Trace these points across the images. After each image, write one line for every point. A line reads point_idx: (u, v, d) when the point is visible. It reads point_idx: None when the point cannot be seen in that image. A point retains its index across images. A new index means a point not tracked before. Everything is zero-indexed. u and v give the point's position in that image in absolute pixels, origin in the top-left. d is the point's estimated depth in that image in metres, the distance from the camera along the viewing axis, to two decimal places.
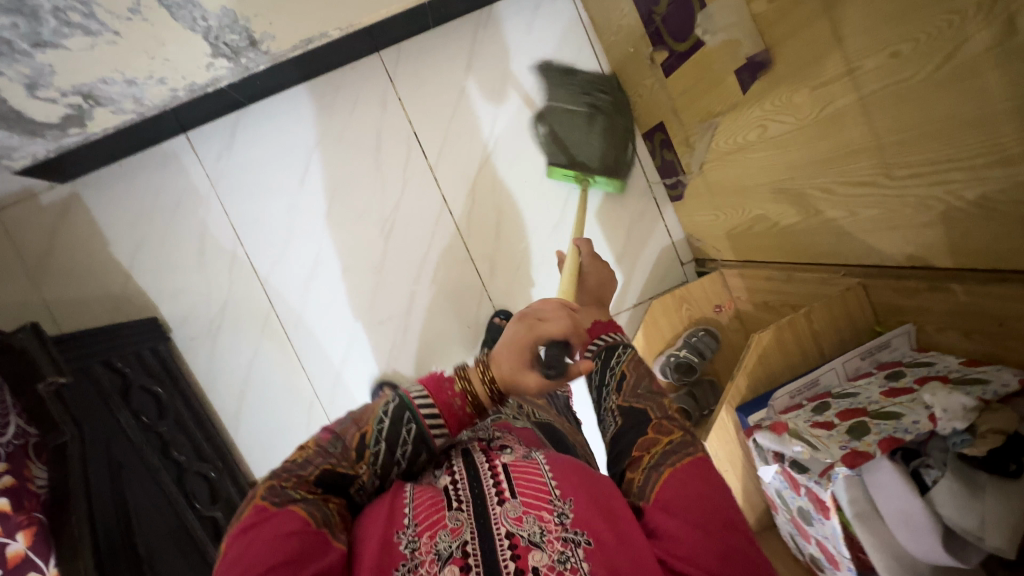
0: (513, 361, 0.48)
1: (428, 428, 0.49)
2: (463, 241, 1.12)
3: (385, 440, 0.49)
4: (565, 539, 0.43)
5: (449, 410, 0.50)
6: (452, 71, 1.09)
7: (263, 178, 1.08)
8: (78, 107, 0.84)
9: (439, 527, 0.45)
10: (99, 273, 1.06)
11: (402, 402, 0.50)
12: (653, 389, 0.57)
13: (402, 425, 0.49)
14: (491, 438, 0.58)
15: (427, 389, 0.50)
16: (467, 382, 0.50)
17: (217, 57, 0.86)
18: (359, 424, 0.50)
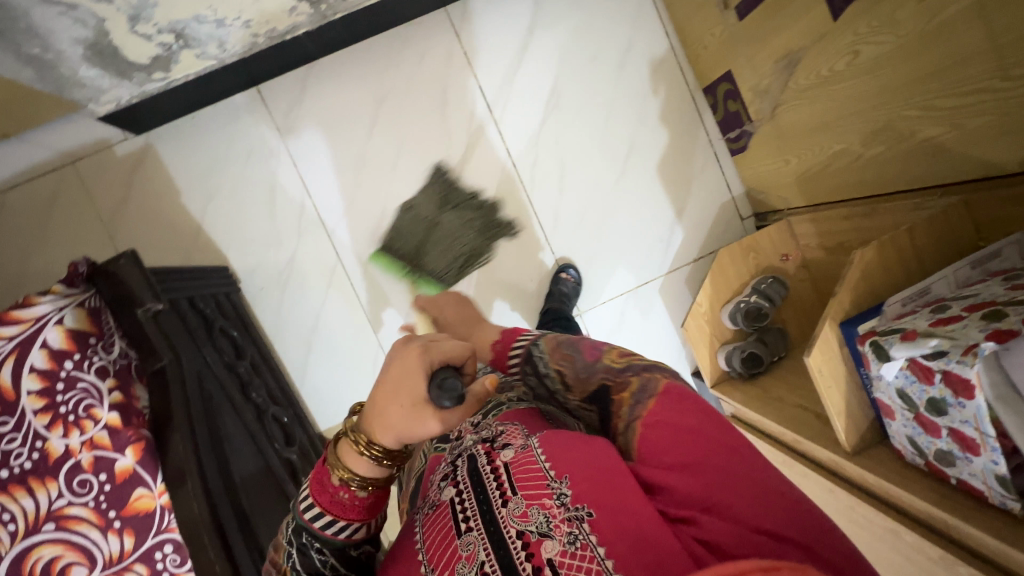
0: (406, 409, 0.43)
1: (331, 538, 0.45)
2: (527, 195, 1.14)
3: (304, 569, 0.45)
4: (569, 518, 0.40)
5: (341, 504, 0.46)
6: (518, 27, 1.11)
7: (332, 131, 1.10)
8: (169, 46, 0.85)
9: (455, 560, 0.42)
10: (170, 224, 1.07)
11: (297, 525, 0.46)
12: (592, 364, 0.54)
13: (303, 552, 0.45)
14: (495, 437, 0.50)
15: (312, 490, 0.46)
16: (345, 474, 0.45)
17: (302, 0, 0.87)
18: (278, 565, 0.48)
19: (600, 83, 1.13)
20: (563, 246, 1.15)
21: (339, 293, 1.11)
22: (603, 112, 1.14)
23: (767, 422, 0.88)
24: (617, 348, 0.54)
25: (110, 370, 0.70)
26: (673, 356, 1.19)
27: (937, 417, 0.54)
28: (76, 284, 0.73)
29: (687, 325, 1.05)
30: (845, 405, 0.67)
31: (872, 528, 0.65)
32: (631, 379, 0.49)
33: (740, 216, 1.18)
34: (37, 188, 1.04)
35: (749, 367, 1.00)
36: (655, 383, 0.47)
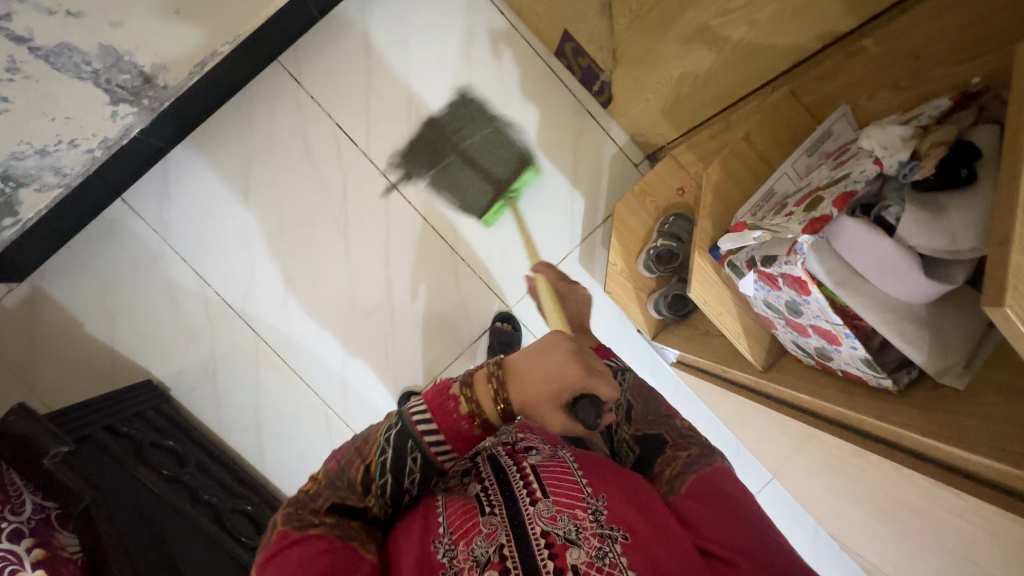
0: (546, 392, 0.49)
1: (434, 455, 0.49)
2: (420, 212, 1.12)
3: (390, 471, 0.49)
4: (600, 534, 0.46)
5: (455, 432, 0.49)
6: (353, 55, 1.09)
7: (208, 215, 1.08)
8: (1, 192, 0.84)
9: (473, 533, 0.48)
10: (83, 356, 1.06)
11: (402, 429, 0.49)
12: (665, 412, 0.64)
13: (406, 451, 0.49)
14: (515, 440, 0.60)
15: (431, 410, 0.49)
16: (473, 404, 0.49)
17: (118, 102, 0.86)
18: (363, 455, 0.51)
19: (453, 81, 1.12)
20: (472, 250, 1.14)
21: (271, 367, 1.10)
22: (466, 109, 1.12)
23: (700, 359, 0.86)
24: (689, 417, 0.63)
25: (25, 531, 0.67)
26: (615, 321, 1.18)
27: (800, 317, 0.53)
28: None
29: (609, 286, 1.04)
30: (742, 325, 0.67)
31: (803, 436, 0.64)
32: (693, 446, 0.58)
33: (632, 163, 1.16)
34: None
35: (677, 309, 0.99)
36: (716, 458, 0.56)
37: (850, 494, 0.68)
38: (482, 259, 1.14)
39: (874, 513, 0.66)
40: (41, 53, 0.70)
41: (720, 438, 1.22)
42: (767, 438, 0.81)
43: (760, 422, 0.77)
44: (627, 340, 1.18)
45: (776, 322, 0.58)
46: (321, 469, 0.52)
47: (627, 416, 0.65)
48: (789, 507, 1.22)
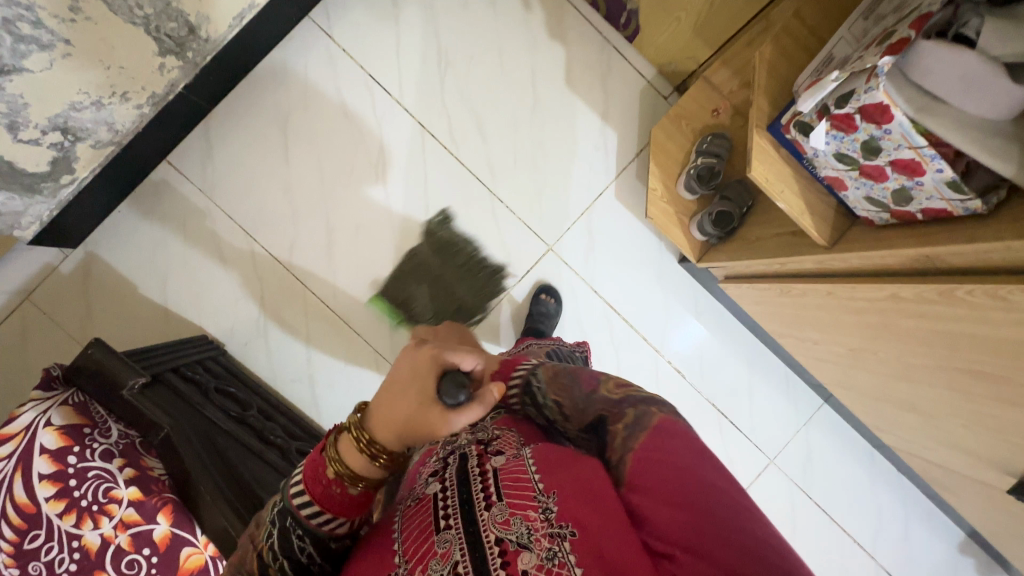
0: (414, 398, 0.49)
1: (316, 525, 0.47)
2: (455, 157, 1.14)
3: (280, 553, 0.48)
4: (551, 534, 0.41)
5: (331, 497, 0.48)
6: (380, 8, 1.12)
7: (251, 172, 1.10)
8: (61, 146, 0.87)
9: (428, 557, 0.44)
10: (137, 318, 1.08)
11: (283, 508, 0.48)
12: (590, 393, 0.53)
13: (287, 531, 0.47)
14: (489, 439, 0.53)
15: (305, 480, 0.48)
16: (339, 465, 0.48)
17: (165, 54, 0.89)
18: (255, 544, 0.50)
19: (478, 26, 1.13)
20: (509, 192, 1.15)
21: (320, 319, 1.12)
22: (493, 52, 1.14)
23: (754, 264, 0.87)
24: (612, 378, 0.54)
25: (114, 452, 0.70)
26: (656, 253, 1.18)
27: (876, 159, 0.54)
28: (54, 386, 0.74)
29: (650, 214, 1.04)
30: (805, 202, 0.67)
31: (879, 304, 0.64)
32: (627, 410, 0.48)
33: (662, 96, 1.16)
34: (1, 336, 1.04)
35: (722, 227, 0.99)
36: (650, 417, 0.46)
37: (925, 366, 0.68)
38: (519, 200, 1.15)
39: (955, 378, 0.65)
40: None
41: (769, 366, 1.21)
42: (829, 332, 0.81)
43: (823, 312, 0.77)
44: (671, 274, 1.19)
45: (846, 178, 0.60)
46: (225, 565, 0.51)
47: (566, 413, 0.55)
48: (843, 431, 1.22)
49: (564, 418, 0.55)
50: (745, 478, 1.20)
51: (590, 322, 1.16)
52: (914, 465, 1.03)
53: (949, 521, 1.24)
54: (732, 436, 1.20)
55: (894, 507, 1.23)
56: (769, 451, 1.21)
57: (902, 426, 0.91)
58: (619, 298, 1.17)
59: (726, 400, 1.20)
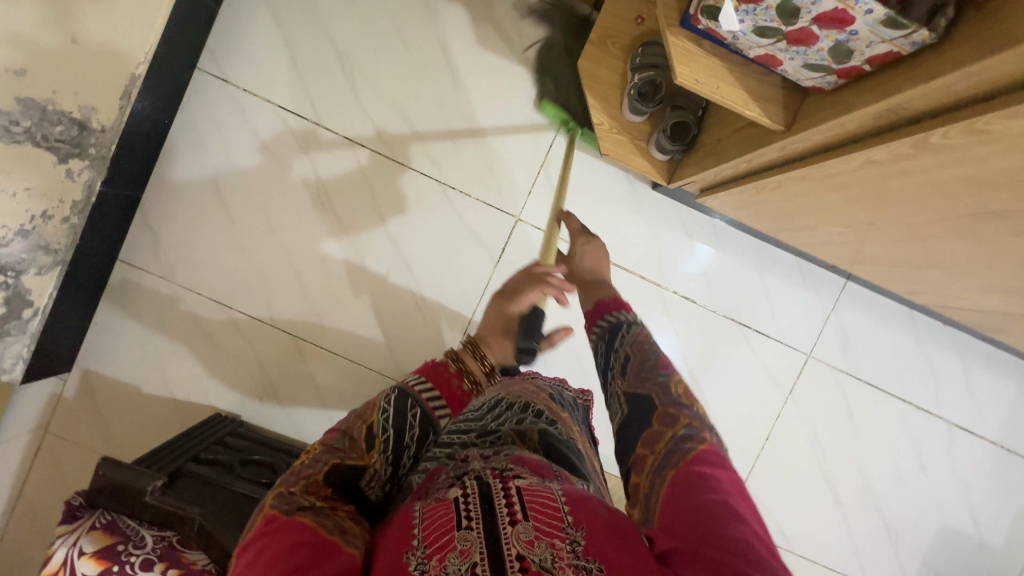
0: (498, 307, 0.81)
1: (430, 404, 0.69)
2: (392, 158, 1.08)
3: (391, 426, 0.64)
4: (576, 565, 0.42)
5: (448, 386, 0.73)
6: (267, 34, 1.05)
7: (201, 243, 1.08)
8: (5, 284, 0.86)
9: (446, 550, 0.44)
10: (151, 417, 1.10)
11: (402, 392, 0.67)
12: (660, 369, 0.60)
13: (408, 408, 0.66)
14: (504, 467, 0.55)
15: (424, 374, 0.72)
16: (461, 362, 0.76)
17: (66, 160, 0.85)
18: (363, 420, 0.64)
19: (369, 16, 1.06)
20: (459, 175, 1.09)
21: (319, 361, 1.10)
22: (393, 37, 1.06)
23: (722, 170, 0.79)
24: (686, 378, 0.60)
25: (154, 558, 0.70)
26: (625, 187, 1.11)
27: (797, 22, 0.49)
28: (79, 513, 0.74)
29: (603, 151, 0.96)
30: (745, 89, 0.60)
31: (856, 173, 0.57)
32: (681, 419, 0.54)
33: (581, 22, 1.07)
34: (41, 473, 1.10)
35: (681, 140, 0.92)
36: (692, 446, 0.51)
37: (926, 222, 0.62)
38: (471, 179, 1.09)
39: (960, 227, 0.59)
40: None
41: (779, 262, 1.14)
42: (820, 216, 0.74)
43: (807, 198, 0.70)
44: (646, 202, 1.11)
45: (776, 53, 0.54)
46: (316, 442, 0.61)
47: (621, 372, 0.63)
48: (875, 303, 1.15)
49: (621, 369, 0.63)
50: (786, 382, 1.15)
51: None
52: (956, 317, 0.96)
53: (1009, 357, 1.17)
54: (761, 344, 1.15)
55: (950, 362, 1.16)
56: (803, 346, 1.15)
57: (930, 284, 0.85)
58: None
59: (744, 311, 1.14)
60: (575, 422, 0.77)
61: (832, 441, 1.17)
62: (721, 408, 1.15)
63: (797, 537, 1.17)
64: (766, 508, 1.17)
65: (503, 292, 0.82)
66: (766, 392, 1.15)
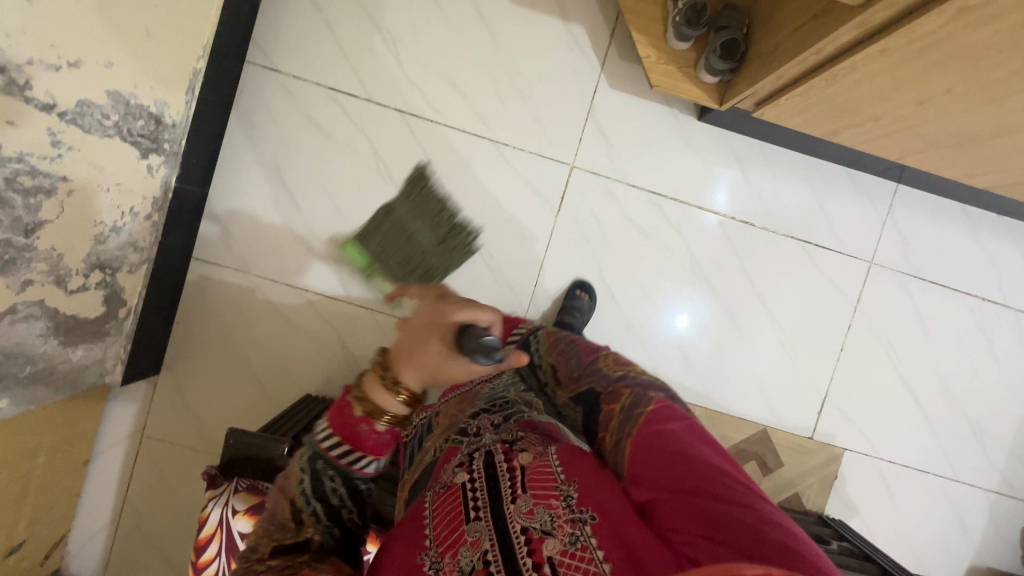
0: (425, 337, 0.53)
1: (342, 462, 0.55)
2: (444, 124, 1.11)
3: (314, 496, 0.54)
4: (572, 519, 0.50)
5: (361, 436, 0.54)
6: (308, 20, 1.08)
7: (270, 232, 1.11)
8: (105, 283, 0.89)
9: (459, 545, 0.52)
10: (243, 409, 1.12)
11: (314, 452, 0.55)
12: (586, 363, 0.76)
13: (320, 472, 0.54)
14: (512, 439, 0.63)
15: (336, 425, 0.55)
16: (367, 403, 0.54)
17: (147, 154, 0.88)
18: (285, 494, 0.54)
19: None
20: (510, 132, 1.12)
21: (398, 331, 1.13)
22: (430, 5, 1.09)
23: (786, 72, 0.82)
24: (610, 357, 0.75)
25: None
26: (671, 122, 1.13)
27: None
28: (218, 481, 0.79)
29: (653, 83, 0.99)
30: None
31: (946, 31, 0.60)
32: (623, 390, 0.66)
33: None
34: (140, 480, 1.12)
35: (732, 57, 0.94)
36: (643, 405, 0.61)
37: (1010, 76, 0.64)
38: (522, 135, 1.12)
39: None
40: (69, 118, 0.75)
41: (829, 175, 1.16)
42: (891, 98, 0.77)
43: (882, 77, 0.73)
44: (694, 133, 1.14)
45: None
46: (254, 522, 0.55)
47: (557, 382, 0.79)
48: (928, 202, 1.17)
49: (556, 380, 0.80)
50: (852, 292, 1.18)
51: (640, 216, 1.14)
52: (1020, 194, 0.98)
53: None
54: (823, 258, 1.17)
55: (1010, 251, 1.19)
56: (864, 255, 1.17)
57: (998, 158, 0.87)
58: (650, 181, 1.14)
59: (803, 228, 1.17)
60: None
61: (905, 344, 1.19)
62: (792, 326, 1.18)
63: (882, 442, 1.20)
64: (848, 417, 1.20)
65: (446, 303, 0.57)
66: (833, 305, 1.18)
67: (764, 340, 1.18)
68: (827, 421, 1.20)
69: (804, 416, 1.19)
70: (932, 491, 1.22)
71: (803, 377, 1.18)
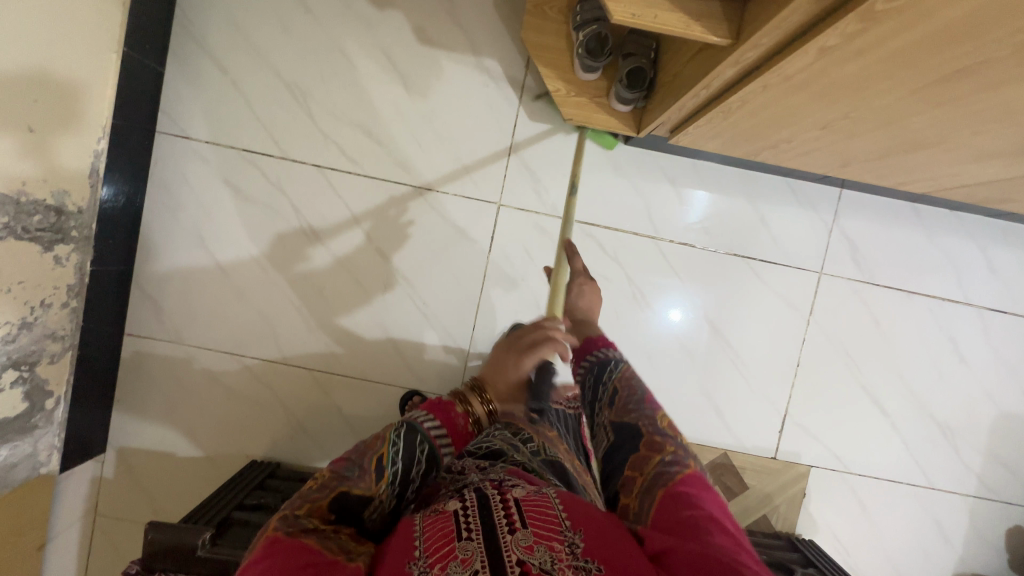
0: (505, 355, 0.75)
1: (437, 442, 0.65)
2: (363, 174, 1.08)
3: (401, 458, 0.62)
4: (576, 565, 0.47)
5: (455, 428, 0.69)
6: (215, 83, 1.06)
7: (199, 299, 1.09)
8: (24, 379, 0.88)
9: (449, 560, 0.49)
10: (192, 479, 1.12)
11: (412, 427, 0.65)
12: (643, 402, 0.68)
13: (417, 442, 0.64)
14: (500, 480, 0.64)
15: (434, 414, 0.68)
16: (467, 406, 0.71)
17: (52, 246, 0.88)
18: (374, 451, 0.63)
19: (308, 40, 1.06)
20: (431, 175, 1.09)
21: (339, 387, 1.12)
22: (336, 55, 1.06)
23: (685, 103, 0.78)
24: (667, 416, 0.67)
25: None
26: (597, 147, 1.09)
27: None
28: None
29: (567, 116, 0.96)
30: (686, 11, 0.59)
31: (814, 67, 0.56)
32: (665, 450, 0.62)
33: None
34: (99, 555, 1.13)
35: (639, 86, 0.90)
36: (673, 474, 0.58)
37: (899, 100, 0.60)
38: (444, 177, 1.09)
39: (935, 96, 0.57)
40: None
41: (768, 186, 1.11)
42: (793, 124, 0.73)
43: (773, 107, 0.69)
44: (622, 157, 1.10)
45: None
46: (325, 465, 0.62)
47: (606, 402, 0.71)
48: (874, 204, 1.12)
49: (607, 400, 0.72)
50: (804, 304, 1.13)
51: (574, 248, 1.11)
52: (959, 195, 0.93)
53: None
54: (770, 273, 1.13)
55: (966, 247, 1.13)
56: (813, 265, 1.13)
57: (922, 167, 0.83)
58: (581, 211, 1.10)
59: (746, 244, 1.12)
60: (562, 438, 0.95)
61: (865, 353, 1.14)
62: (745, 345, 1.14)
63: (850, 455, 1.16)
64: (811, 433, 1.16)
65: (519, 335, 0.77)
66: (784, 319, 1.13)
67: (717, 362, 1.14)
68: (790, 438, 1.16)
69: (765, 436, 1.15)
70: (906, 501, 1.17)
71: (760, 395, 1.15)
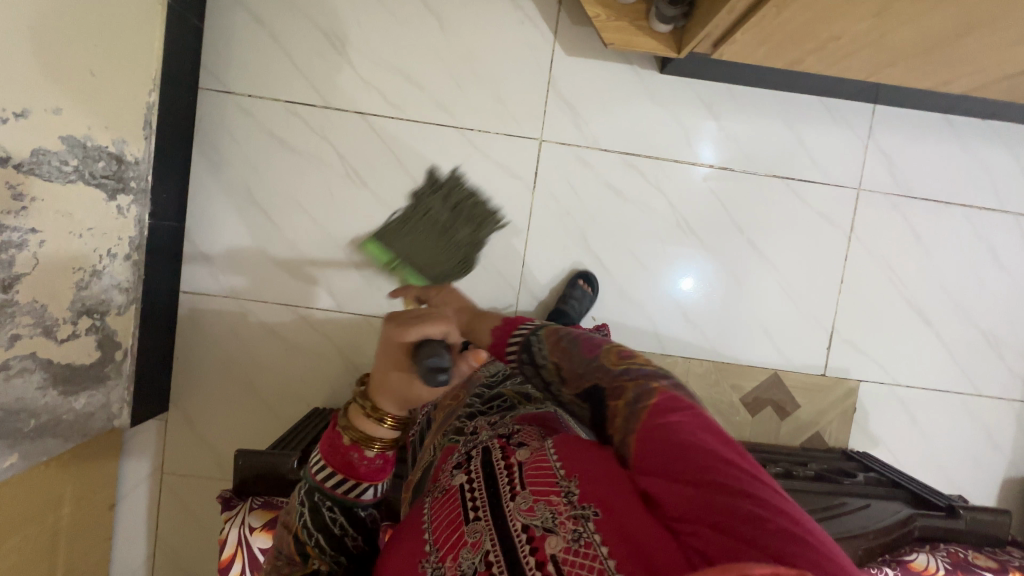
0: (389, 356, 0.52)
1: (337, 489, 0.53)
2: (406, 119, 1.09)
3: (314, 527, 0.53)
4: (575, 517, 0.46)
5: (354, 465, 0.53)
6: (255, 37, 1.07)
7: (251, 254, 1.11)
8: (96, 328, 0.89)
9: (459, 548, 0.49)
10: (255, 431, 1.13)
11: (313, 485, 0.54)
12: (587, 359, 0.56)
13: (319, 504, 0.53)
14: (509, 433, 0.62)
15: (327, 459, 0.54)
16: (352, 431, 0.53)
17: (115, 196, 0.89)
18: (287, 530, 0.54)
19: None
20: (473, 116, 1.10)
21: None
22: (374, 2, 1.07)
23: (736, 7, 0.80)
24: (615, 347, 0.57)
25: None
26: (635, 78, 1.11)
27: None
28: (234, 503, 0.79)
29: (607, 41, 0.98)
30: None
31: None
32: (624, 383, 0.52)
33: None
34: (168, 515, 1.14)
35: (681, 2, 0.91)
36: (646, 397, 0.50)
37: None
38: (486, 116, 1.10)
39: None
40: (26, 168, 0.74)
41: (803, 106, 1.13)
42: (847, 14, 0.75)
43: None
44: (659, 85, 1.11)
45: None
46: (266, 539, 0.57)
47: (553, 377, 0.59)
48: (908, 118, 1.14)
49: (551, 381, 0.59)
50: (845, 222, 1.15)
51: (617, 180, 1.13)
52: (1000, 91, 0.95)
53: None
54: (810, 193, 1.15)
55: (1001, 155, 1.15)
56: (852, 182, 1.15)
57: (969, 60, 0.85)
58: (621, 142, 1.12)
59: (784, 165, 1.14)
60: None
61: (907, 266, 1.17)
62: (789, 265, 1.16)
63: (899, 368, 1.18)
64: (859, 348, 1.18)
65: (398, 321, 0.54)
66: (826, 237, 1.15)
67: (763, 285, 1.16)
68: (838, 355, 1.18)
69: (814, 354, 1.17)
70: (954, 410, 1.20)
71: (806, 314, 1.17)
